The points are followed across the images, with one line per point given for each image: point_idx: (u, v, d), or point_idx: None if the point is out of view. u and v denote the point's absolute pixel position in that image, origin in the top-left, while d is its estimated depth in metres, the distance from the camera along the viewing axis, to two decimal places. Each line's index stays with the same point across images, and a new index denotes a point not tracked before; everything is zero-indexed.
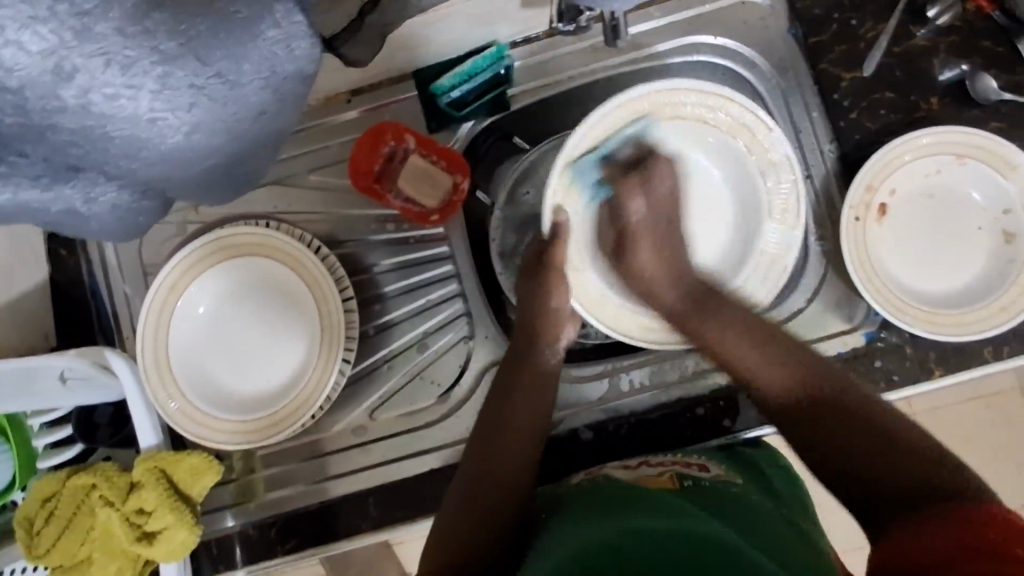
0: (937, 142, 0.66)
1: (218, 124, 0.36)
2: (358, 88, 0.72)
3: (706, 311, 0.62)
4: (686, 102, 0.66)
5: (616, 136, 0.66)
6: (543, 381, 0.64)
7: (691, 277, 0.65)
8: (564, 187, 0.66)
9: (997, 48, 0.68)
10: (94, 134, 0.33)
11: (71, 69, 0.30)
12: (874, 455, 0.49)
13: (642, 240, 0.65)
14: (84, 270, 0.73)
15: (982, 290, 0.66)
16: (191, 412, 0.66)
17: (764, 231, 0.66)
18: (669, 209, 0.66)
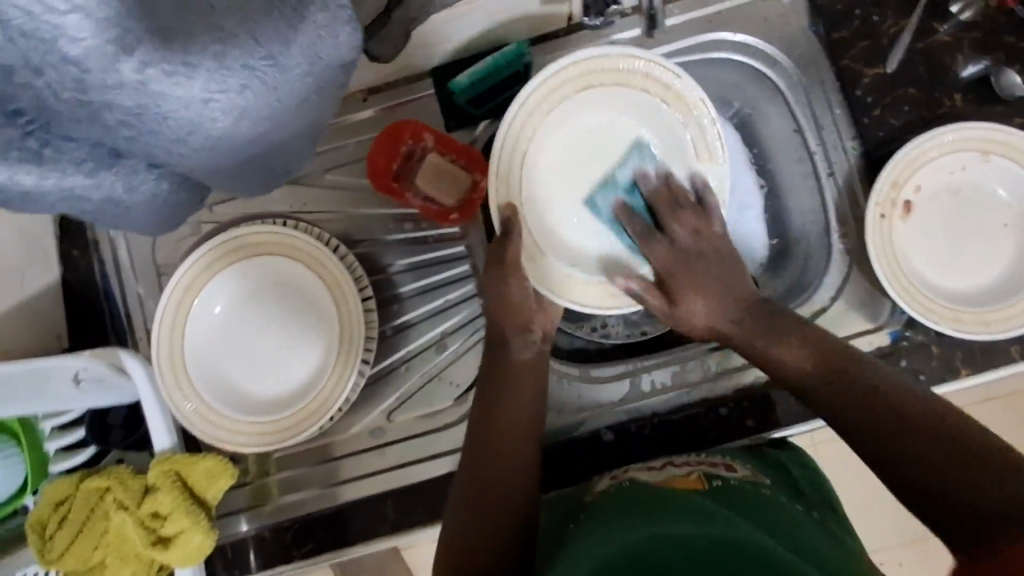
0: (963, 138, 0.65)
1: (270, 108, 0.35)
2: (374, 86, 0.72)
3: (765, 333, 0.57)
4: (595, 69, 0.62)
5: (537, 116, 0.63)
6: (526, 378, 0.62)
7: (738, 294, 0.59)
8: (504, 170, 0.64)
9: (1020, 44, 0.68)
10: (150, 112, 0.31)
11: (133, 43, 0.29)
12: (930, 455, 0.45)
13: (692, 287, 0.59)
14: (97, 272, 0.73)
15: (1009, 288, 0.65)
16: (208, 414, 0.65)
17: (686, 173, 0.64)
18: (699, 245, 0.60)
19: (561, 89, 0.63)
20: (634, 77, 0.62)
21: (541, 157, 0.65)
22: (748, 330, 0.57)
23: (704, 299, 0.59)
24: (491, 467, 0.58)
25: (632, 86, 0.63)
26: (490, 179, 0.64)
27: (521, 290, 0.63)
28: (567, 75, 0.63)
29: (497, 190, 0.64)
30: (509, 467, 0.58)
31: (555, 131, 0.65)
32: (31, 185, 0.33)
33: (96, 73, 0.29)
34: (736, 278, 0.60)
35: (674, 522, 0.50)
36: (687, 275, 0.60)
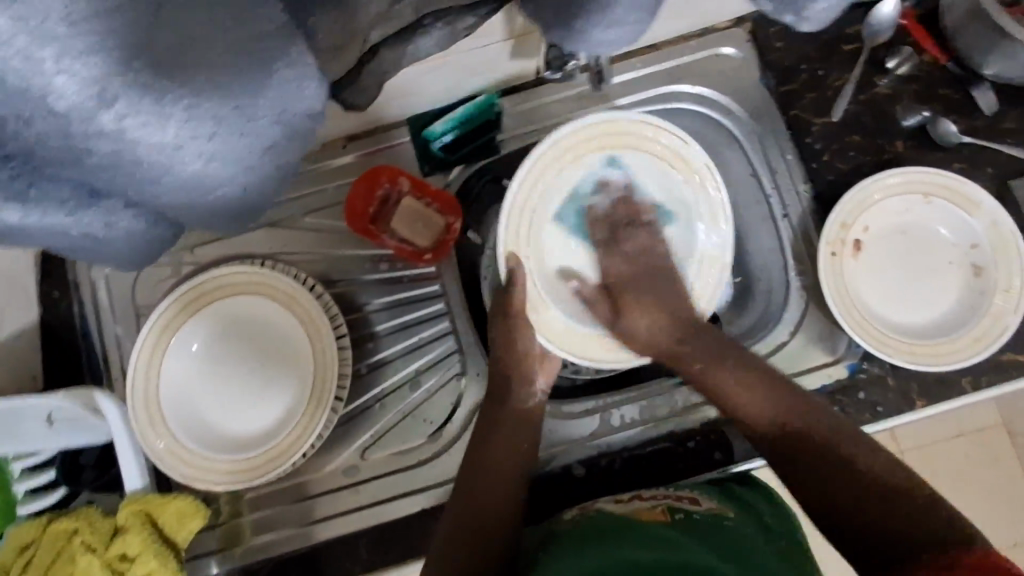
0: (906, 182, 0.70)
1: (262, 168, 0.32)
2: (353, 134, 0.75)
3: (707, 356, 0.64)
4: (631, 132, 0.67)
5: (551, 172, 0.67)
6: (525, 420, 0.65)
7: (677, 319, 0.67)
8: (515, 219, 0.67)
9: (954, 96, 0.73)
10: (124, 162, 0.27)
11: (115, 94, 0.24)
12: (858, 486, 0.52)
13: (636, 305, 0.67)
14: (76, 313, 0.74)
15: (957, 322, 0.68)
16: (180, 451, 0.65)
17: (697, 232, 0.69)
18: (654, 276, 0.69)
19: (577, 151, 0.67)
20: (647, 144, 0.67)
21: (551, 209, 0.69)
22: (685, 349, 0.65)
23: (646, 316, 0.67)
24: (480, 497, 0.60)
25: (649, 151, 0.68)
26: (502, 228, 0.66)
27: (527, 337, 0.66)
28: (585, 136, 0.67)
29: (507, 239, 0.66)
30: (496, 502, 0.60)
31: (566, 189, 0.69)
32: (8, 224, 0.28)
33: (75, 123, 0.25)
34: (676, 296, 0.68)
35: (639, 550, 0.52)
36: (630, 291, 0.68)
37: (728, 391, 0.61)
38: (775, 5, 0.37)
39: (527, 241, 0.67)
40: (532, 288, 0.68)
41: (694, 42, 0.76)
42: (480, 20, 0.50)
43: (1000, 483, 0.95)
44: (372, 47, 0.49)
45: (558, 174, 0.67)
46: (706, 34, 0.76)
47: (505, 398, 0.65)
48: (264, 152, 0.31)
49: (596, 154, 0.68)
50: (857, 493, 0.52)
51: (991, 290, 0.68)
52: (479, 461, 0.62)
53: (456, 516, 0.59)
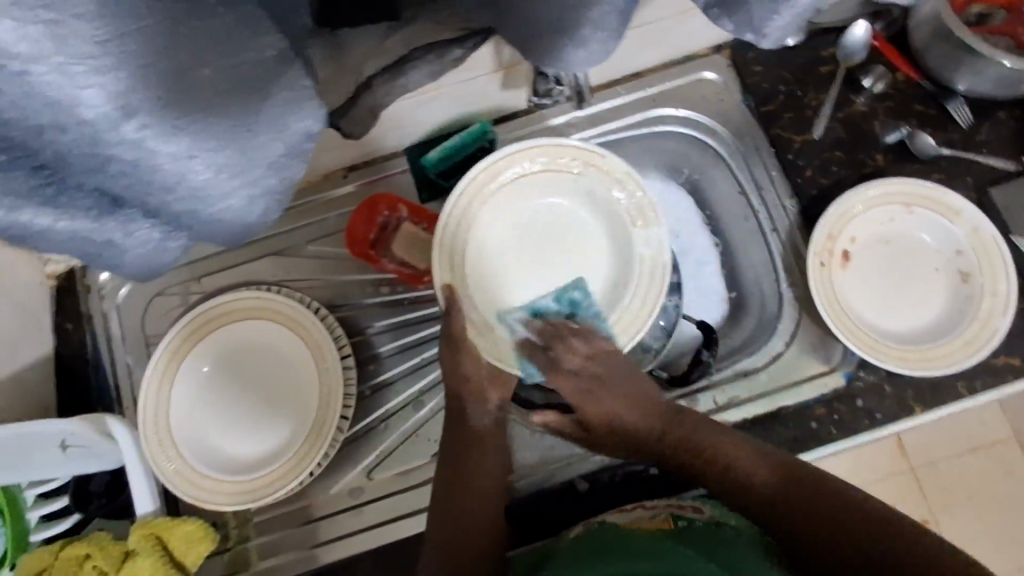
0: (887, 193, 0.72)
1: (267, 183, 0.33)
2: (353, 165, 0.79)
3: (683, 449, 0.63)
4: (541, 159, 0.68)
5: (478, 203, 0.68)
6: (489, 445, 0.66)
7: (642, 406, 0.64)
8: (449, 252, 0.67)
9: (928, 110, 0.76)
10: (144, 171, 0.28)
11: (137, 107, 0.26)
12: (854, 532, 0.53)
13: (603, 411, 0.65)
14: (89, 344, 0.76)
15: (947, 327, 0.69)
16: (188, 474, 0.67)
17: (634, 243, 0.68)
18: (606, 367, 0.65)
19: (494, 184, 0.68)
20: (564, 165, 0.68)
21: (487, 240, 0.70)
22: (666, 443, 0.63)
23: (623, 412, 0.64)
24: (464, 519, 0.62)
25: (536, 177, 0.69)
26: (436, 265, 0.67)
27: (473, 360, 0.66)
28: (495, 168, 0.68)
29: (442, 274, 0.67)
30: (475, 528, 0.62)
31: (500, 216, 0.70)
32: (36, 228, 0.30)
33: (104, 130, 0.26)
34: (635, 388, 0.65)
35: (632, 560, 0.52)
36: (583, 383, 0.65)
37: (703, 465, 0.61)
38: (734, 24, 0.40)
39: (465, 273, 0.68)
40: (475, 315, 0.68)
41: (675, 69, 0.79)
42: (467, 52, 0.53)
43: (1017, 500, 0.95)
44: (367, 79, 0.52)
45: (490, 204, 0.69)
46: (686, 61, 0.80)
47: (463, 421, 0.66)
48: (268, 168, 0.33)
49: (514, 183, 0.69)
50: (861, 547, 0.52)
51: (977, 295, 0.69)
52: (456, 491, 0.64)
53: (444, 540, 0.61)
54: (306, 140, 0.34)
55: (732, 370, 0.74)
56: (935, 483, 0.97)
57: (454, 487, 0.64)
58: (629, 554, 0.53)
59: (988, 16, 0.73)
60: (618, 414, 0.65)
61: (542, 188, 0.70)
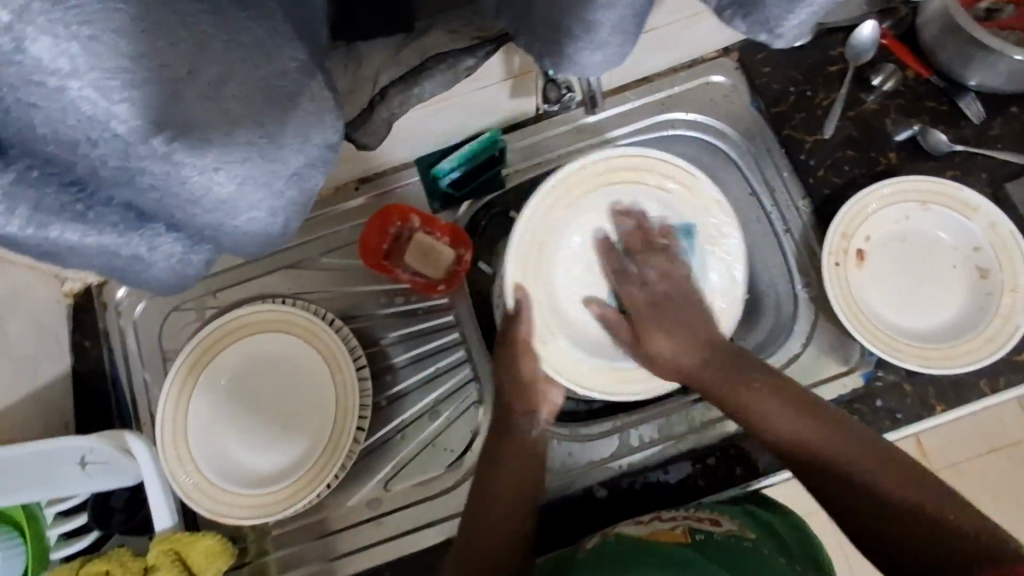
0: (902, 191, 0.72)
1: (288, 195, 0.33)
2: (365, 177, 0.79)
3: (732, 379, 0.64)
4: (620, 167, 0.70)
5: (557, 209, 0.69)
6: (528, 453, 0.66)
7: (701, 335, 0.67)
8: (520, 254, 0.69)
9: (940, 107, 0.76)
10: (171, 184, 0.28)
11: (164, 120, 0.26)
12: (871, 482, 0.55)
13: (658, 330, 0.67)
14: (106, 361, 0.77)
15: (968, 325, 0.69)
16: (208, 488, 0.67)
17: (708, 272, 0.70)
18: (672, 300, 0.69)
19: (568, 186, 0.69)
20: (653, 182, 0.70)
21: (557, 249, 0.71)
22: (711, 375, 0.65)
23: (666, 336, 0.67)
24: (487, 526, 0.63)
25: (612, 191, 0.71)
26: (507, 261, 0.69)
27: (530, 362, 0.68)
28: (575, 175, 0.69)
29: (512, 270, 0.69)
30: (502, 530, 0.62)
31: (572, 224, 0.71)
32: (65, 245, 0.30)
33: (135, 145, 0.26)
34: (693, 321, 0.68)
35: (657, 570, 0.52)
36: (649, 318, 0.68)
37: (749, 395, 0.62)
38: (748, 25, 0.40)
39: (535, 270, 0.70)
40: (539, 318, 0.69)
41: (684, 73, 0.79)
42: (479, 61, 0.53)
43: None
44: (381, 90, 0.52)
45: (565, 211, 0.70)
46: (695, 64, 0.80)
47: (509, 429, 0.67)
48: (289, 180, 0.33)
49: (596, 193, 0.70)
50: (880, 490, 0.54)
51: (998, 291, 0.68)
52: (485, 495, 0.64)
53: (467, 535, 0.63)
54: (325, 151, 0.34)
55: None
56: (959, 483, 0.96)
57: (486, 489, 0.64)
58: (654, 565, 0.53)
59: (998, 11, 0.73)
60: (655, 345, 0.67)
61: (625, 201, 0.71)
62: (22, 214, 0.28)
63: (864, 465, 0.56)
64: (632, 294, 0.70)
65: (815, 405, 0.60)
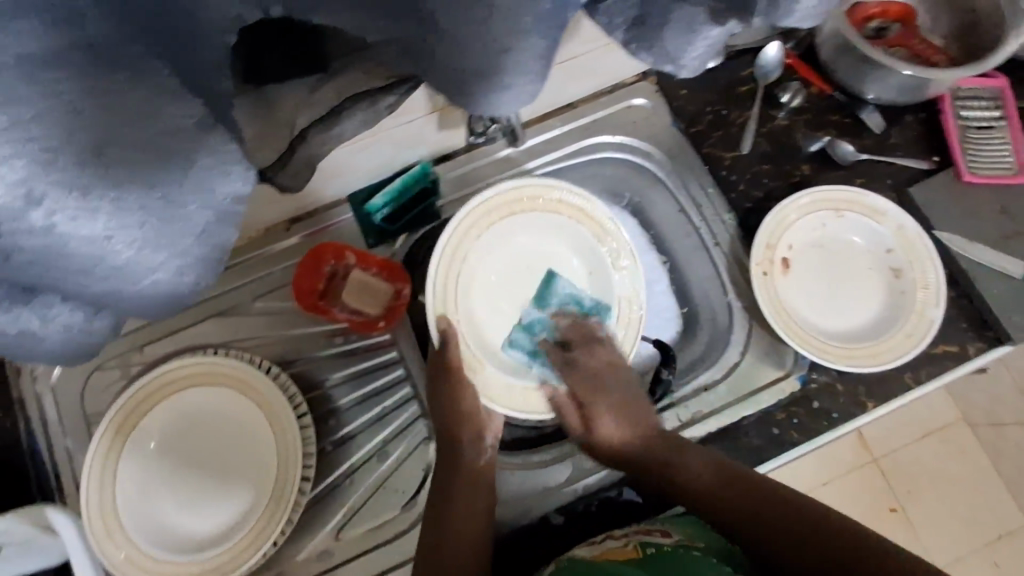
0: (818, 200, 0.76)
1: (197, 252, 0.33)
2: (296, 216, 0.77)
3: (666, 459, 0.66)
4: (528, 197, 0.71)
5: (472, 237, 0.70)
6: (478, 481, 0.66)
7: (639, 417, 0.69)
8: (443, 282, 0.69)
9: (844, 120, 0.81)
10: (55, 256, 0.29)
11: (43, 193, 0.27)
12: (820, 541, 0.55)
13: (603, 408, 0.69)
14: (22, 431, 0.71)
15: (889, 322, 0.73)
16: (140, 560, 0.63)
17: (613, 284, 0.72)
18: (605, 373, 0.70)
19: (488, 213, 0.71)
20: (559, 205, 0.72)
21: (472, 280, 0.72)
22: (652, 458, 0.66)
23: (617, 418, 0.69)
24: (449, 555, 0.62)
25: (514, 219, 0.72)
26: (431, 287, 0.68)
27: (473, 390, 0.68)
28: (492, 204, 0.70)
29: (434, 302, 0.68)
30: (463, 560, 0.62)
31: (486, 253, 0.72)
32: None
33: (16, 217, 0.27)
34: (636, 397, 0.70)
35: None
36: (597, 395, 0.69)
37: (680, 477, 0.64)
38: (653, 57, 0.41)
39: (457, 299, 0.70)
40: (465, 347, 0.69)
41: (605, 98, 0.82)
42: (400, 97, 0.52)
43: (971, 479, 1.00)
44: (299, 133, 0.52)
45: (479, 238, 0.71)
46: (616, 89, 0.82)
47: (457, 460, 0.67)
48: (197, 237, 0.33)
49: (506, 221, 0.72)
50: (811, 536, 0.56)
51: (911, 289, 0.73)
52: (444, 528, 0.64)
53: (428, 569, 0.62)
54: (236, 204, 0.33)
55: (693, 385, 0.76)
56: (899, 471, 1.00)
57: (439, 521, 0.64)
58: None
59: (886, 29, 0.79)
60: (605, 427, 0.68)
61: (544, 225, 0.74)
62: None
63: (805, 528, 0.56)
64: (577, 371, 0.70)
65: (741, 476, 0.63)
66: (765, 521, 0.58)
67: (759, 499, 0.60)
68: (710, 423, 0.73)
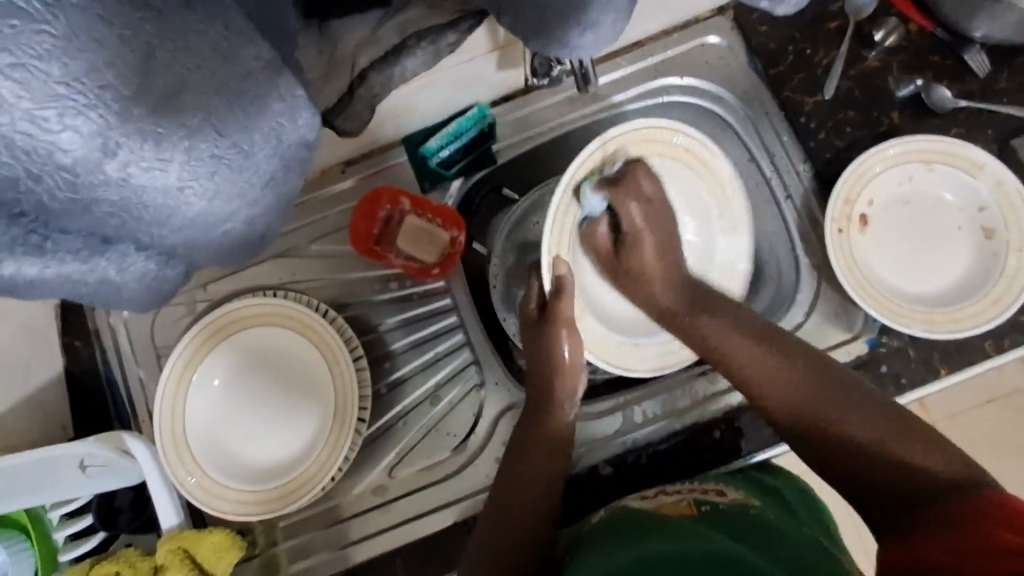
0: (905, 151, 0.70)
1: (266, 200, 0.35)
2: (351, 158, 0.76)
3: (701, 315, 0.65)
4: (652, 138, 0.68)
5: (595, 180, 0.67)
6: (555, 444, 0.65)
7: (686, 277, 0.68)
8: (560, 224, 0.67)
9: (945, 61, 0.73)
10: (134, 206, 0.29)
11: (118, 142, 0.27)
12: (875, 448, 0.52)
13: (640, 246, 0.67)
14: (98, 360, 0.75)
15: (973, 287, 0.68)
16: (210, 486, 0.67)
17: (716, 245, 0.73)
18: (657, 218, 0.68)
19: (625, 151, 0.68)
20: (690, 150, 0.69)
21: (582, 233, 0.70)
22: (687, 313, 0.66)
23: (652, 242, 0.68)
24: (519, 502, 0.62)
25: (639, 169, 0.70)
26: (546, 234, 0.66)
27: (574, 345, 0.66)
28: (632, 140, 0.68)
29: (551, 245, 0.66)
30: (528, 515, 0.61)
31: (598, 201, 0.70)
32: (20, 275, 0.30)
33: (89, 170, 0.27)
34: (667, 231, 0.68)
35: (663, 543, 0.51)
36: (640, 221, 0.68)
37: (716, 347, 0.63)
38: None
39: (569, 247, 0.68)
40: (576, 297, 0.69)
41: (678, 35, 0.76)
42: (461, 36, 0.50)
43: None
44: (360, 72, 0.50)
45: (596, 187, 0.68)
46: (689, 26, 0.76)
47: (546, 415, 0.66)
48: (265, 185, 0.34)
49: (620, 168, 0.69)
50: (863, 452, 0.52)
51: (1003, 252, 0.67)
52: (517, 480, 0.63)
53: (498, 518, 0.61)
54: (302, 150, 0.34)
55: None
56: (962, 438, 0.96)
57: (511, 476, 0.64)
58: (664, 540, 0.51)
59: None
60: (654, 281, 0.67)
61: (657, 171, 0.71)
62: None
63: (872, 425, 0.53)
64: (632, 207, 0.67)
65: (788, 344, 0.60)
66: (842, 438, 0.54)
67: (817, 387, 0.56)
68: None
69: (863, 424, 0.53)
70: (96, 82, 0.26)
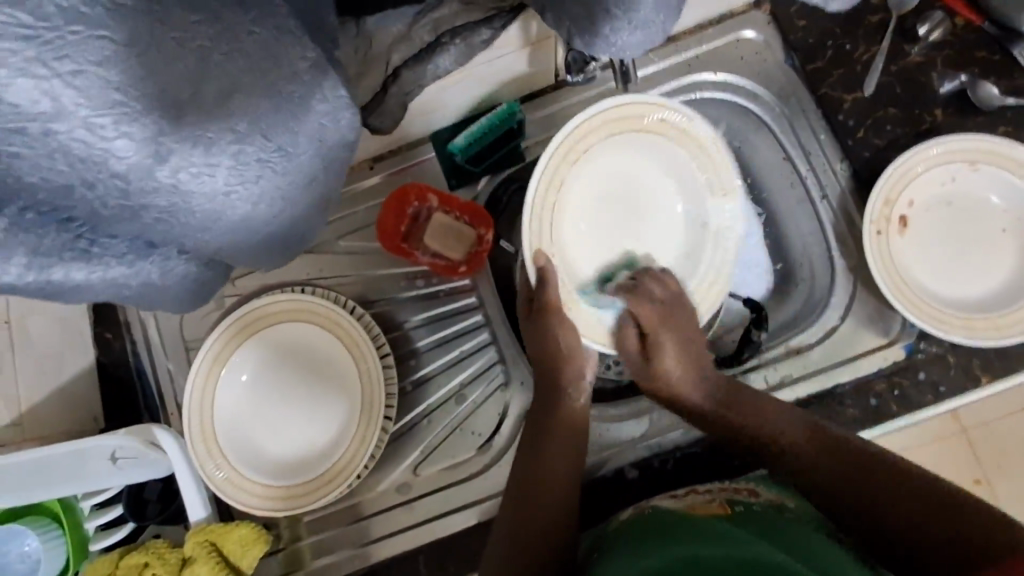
0: (948, 151, 0.67)
1: (302, 203, 0.35)
2: (379, 154, 0.75)
3: (736, 419, 0.63)
4: (631, 116, 0.66)
5: (570, 162, 0.66)
6: (569, 444, 0.64)
7: (712, 372, 0.66)
8: (539, 211, 0.66)
9: (992, 57, 0.70)
10: (179, 211, 0.30)
11: (170, 149, 0.28)
12: (931, 510, 0.51)
13: (663, 347, 0.66)
14: (128, 352, 0.76)
15: (1018, 293, 0.65)
16: (238, 480, 0.67)
17: (737, 227, 0.69)
18: (674, 313, 0.66)
19: (600, 130, 0.66)
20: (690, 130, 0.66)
21: (563, 218, 0.68)
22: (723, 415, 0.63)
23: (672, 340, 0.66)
24: (543, 495, 0.61)
25: (619, 144, 0.68)
26: (525, 227, 0.65)
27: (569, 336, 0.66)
28: (605, 119, 0.65)
29: (531, 237, 0.66)
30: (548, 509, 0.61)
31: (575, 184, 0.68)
32: (75, 280, 0.33)
33: (142, 177, 0.28)
34: (687, 325, 0.67)
35: (693, 544, 0.49)
36: (665, 322, 0.66)
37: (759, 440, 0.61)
38: None
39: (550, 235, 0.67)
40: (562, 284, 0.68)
41: (713, 29, 0.74)
42: (496, 33, 0.49)
43: None
44: (394, 69, 0.49)
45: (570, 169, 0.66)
46: (724, 20, 0.74)
47: (558, 406, 0.65)
48: (303, 187, 0.34)
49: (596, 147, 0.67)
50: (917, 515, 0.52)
51: None
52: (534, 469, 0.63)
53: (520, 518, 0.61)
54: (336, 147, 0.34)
55: (785, 348, 0.71)
56: None
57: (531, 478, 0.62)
58: (692, 539, 0.50)
59: None
60: (682, 385, 0.65)
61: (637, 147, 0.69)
62: (23, 261, 0.30)
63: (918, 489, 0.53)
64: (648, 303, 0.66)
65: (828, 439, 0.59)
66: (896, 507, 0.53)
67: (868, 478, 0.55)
68: (802, 388, 0.69)
69: (915, 491, 0.53)
70: (146, 91, 0.27)
